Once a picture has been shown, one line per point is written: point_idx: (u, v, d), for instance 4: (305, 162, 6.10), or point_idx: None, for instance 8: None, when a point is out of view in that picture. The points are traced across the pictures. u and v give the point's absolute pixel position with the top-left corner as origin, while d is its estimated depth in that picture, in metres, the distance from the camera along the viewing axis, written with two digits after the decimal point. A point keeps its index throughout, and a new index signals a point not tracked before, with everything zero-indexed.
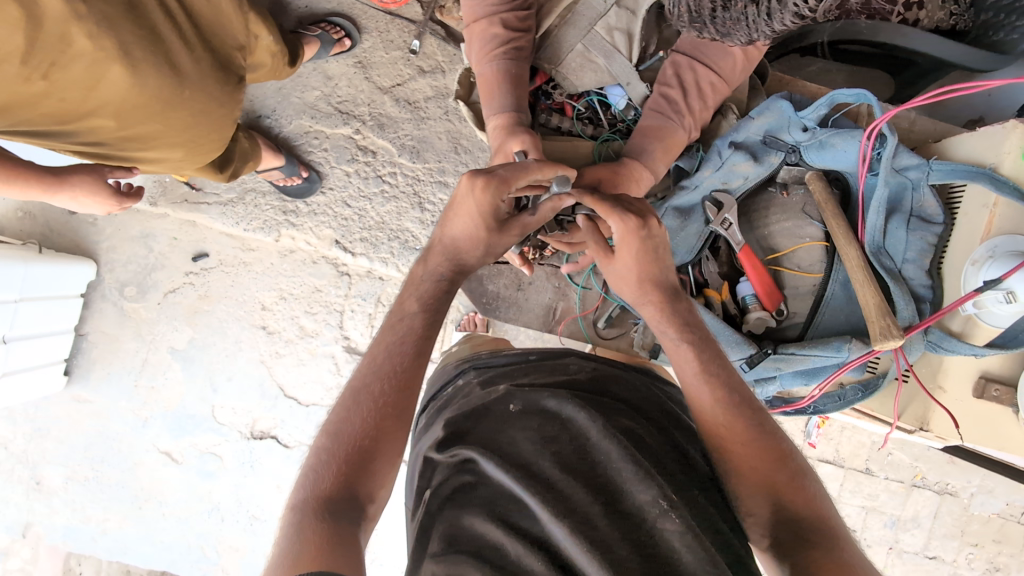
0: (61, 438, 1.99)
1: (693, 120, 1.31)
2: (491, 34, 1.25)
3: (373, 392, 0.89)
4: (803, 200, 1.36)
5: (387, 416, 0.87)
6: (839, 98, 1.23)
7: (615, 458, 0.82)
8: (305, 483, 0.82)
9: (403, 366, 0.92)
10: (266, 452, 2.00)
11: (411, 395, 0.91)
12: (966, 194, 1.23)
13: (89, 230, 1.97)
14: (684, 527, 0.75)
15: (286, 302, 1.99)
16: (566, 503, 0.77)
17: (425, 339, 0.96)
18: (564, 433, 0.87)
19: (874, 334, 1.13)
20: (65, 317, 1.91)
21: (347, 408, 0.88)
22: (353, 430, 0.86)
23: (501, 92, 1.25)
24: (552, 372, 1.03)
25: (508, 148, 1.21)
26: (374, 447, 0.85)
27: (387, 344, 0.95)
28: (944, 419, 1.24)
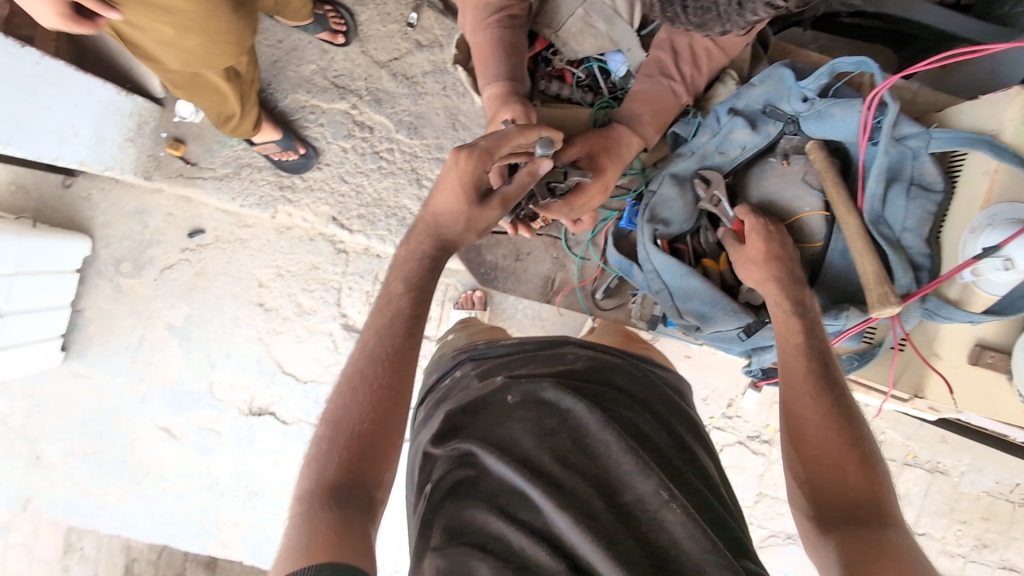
0: (59, 413, 1.99)
1: (687, 85, 1.29)
2: (484, 3, 1.22)
3: (368, 375, 0.89)
4: (804, 168, 1.32)
5: (385, 400, 0.87)
6: (841, 65, 1.21)
7: (614, 449, 0.84)
8: (310, 473, 0.82)
9: (396, 347, 0.91)
10: (264, 428, 2.01)
11: (407, 372, 0.91)
12: (967, 161, 1.22)
13: (84, 205, 1.96)
14: (685, 516, 0.77)
15: (283, 279, 1.98)
16: (569, 497, 0.79)
17: (416, 318, 0.95)
18: (563, 426, 0.88)
19: (872, 301, 1.12)
20: (60, 293, 1.90)
21: (344, 396, 0.88)
22: (353, 416, 0.85)
23: (496, 62, 1.23)
24: (549, 362, 1.03)
25: (499, 118, 1.21)
26: (375, 437, 0.85)
27: (376, 327, 0.94)
28: (940, 385, 1.24)
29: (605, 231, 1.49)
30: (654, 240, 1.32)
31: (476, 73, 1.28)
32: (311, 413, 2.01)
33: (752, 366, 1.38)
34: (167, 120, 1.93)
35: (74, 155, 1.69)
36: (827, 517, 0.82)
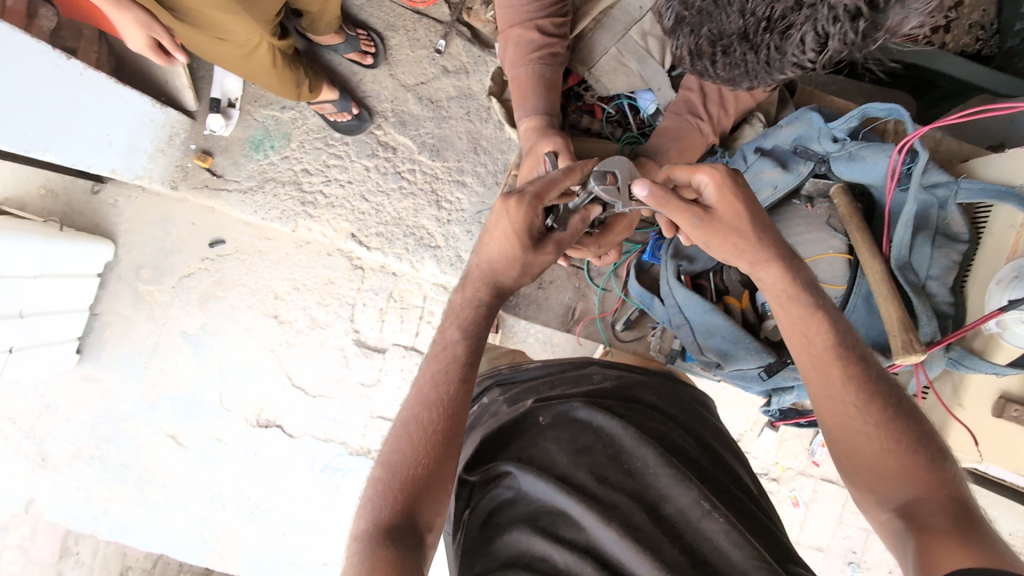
0: (69, 415, 2.00)
1: (713, 126, 1.32)
2: (526, 39, 1.26)
3: (422, 420, 0.90)
4: (828, 211, 1.37)
5: (438, 442, 0.88)
6: (871, 111, 1.23)
7: (652, 465, 0.91)
8: (365, 511, 0.85)
9: (451, 397, 0.92)
10: (270, 441, 2.01)
11: (460, 422, 0.91)
12: (994, 215, 1.21)
13: (110, 211, 2.00)
14: (728, 525, 0.82)
15: (299, 292, 2.00)
16: (606, 507, 0.86)
17: (469, 362, 0.95)
18: (596, 442, 0.97)
19: (896, 348, 1.11)
20: (80, 296, 1.93)
21: (398, 438, 0.90)
22: (405, 460, 0.87)
23: (535, 97, 1.27)
24: (577, 383, 1.13)
25: (538, 150, 1.21)
26: (425, 474, 0.86)
27: (432, 373, 0.95)
28: (963, 436, 1.25)
29: (627, 263, 1.51)
30: (677, 276, 1.34)
31: (514, 107, 1.32)
32: (318, 427, 2.01)
33: (770, 406, 1.36)
34: (197, 133, 1.98)
35: (106, 163, 1.73)
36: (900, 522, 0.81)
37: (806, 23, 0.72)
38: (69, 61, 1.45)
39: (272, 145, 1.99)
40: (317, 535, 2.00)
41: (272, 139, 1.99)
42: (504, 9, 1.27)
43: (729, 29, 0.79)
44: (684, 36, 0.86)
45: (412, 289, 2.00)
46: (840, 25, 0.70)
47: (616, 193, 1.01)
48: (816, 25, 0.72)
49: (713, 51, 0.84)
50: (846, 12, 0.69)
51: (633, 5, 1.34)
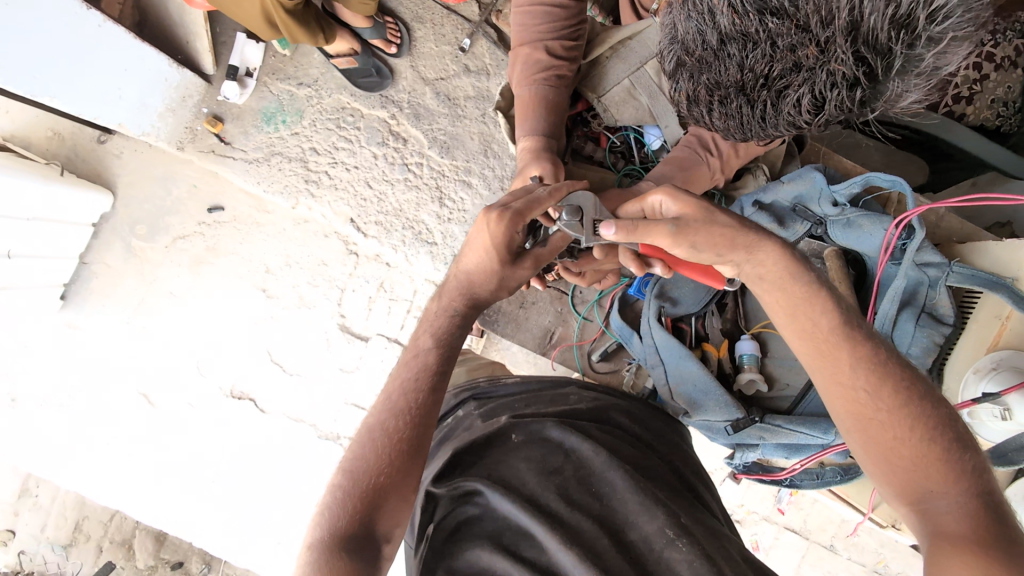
0: (44, 360, 1.99)
1: (722, 164, 1.28)
2: (534, 59, 1.24)
3: (388, 428, 0.89)
4: (819, 272, 1.35)
5: (403, 452, 0.87)
6: (874, 179, 1.22)
7: (620, 490, 0.91)
8: (322, 520, 0.83)
9: (419, 403, 0.92)
10: (241, 413, 2.00)
11: (427, 427, 0.91)
12: (983, 301, 1.20)
13: (113, 162, 1.99)
14: (692, 555, 0.81)
15: (291, 270, 1.99)
16: (568, 529, 0.85)
17: (439, 373, 0.95)
18: (566, 463, 0.95)
19: None
20: (72, 243, 1.92)
21: (362, 446, 0.89)
22: (367, 467, 0.86)
23: (536, 117, 1.25)
24: (553, 403, 1.12)
25: (527, 172, 1.22)
26: (390, 482, 0.85)
27: (401, 380, 0.95)
28: None
29: (612, 294, 1.48)
30: (658, 317, 1.33)
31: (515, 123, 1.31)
32: (291, 406, 2.00)
33: (734, 459, 1.35)
34: (211, 97, 1.96)
35: (115, 116, 1.72)
36: (918, 513, 0.78)
37: (803, 85, 0.74)
38: (88, 12, 1.46)
39: (284, 120, 1.98)
40: (277, 512, 1.99)
41: (285, 114, 1.98)
42: (516, 27, 1.26)
43: (728, 81, 0.80)
44: (685, 81, 0.87)
45: (403, 282, 2.00)
46: (838, 91, 0.73)
47: (580, 227, 1.02)
48: (812, 88, 0.74)
49: (711, 99, 0.86)
50: (842, 81, 0.72)
51: (652, 41, 1.31)
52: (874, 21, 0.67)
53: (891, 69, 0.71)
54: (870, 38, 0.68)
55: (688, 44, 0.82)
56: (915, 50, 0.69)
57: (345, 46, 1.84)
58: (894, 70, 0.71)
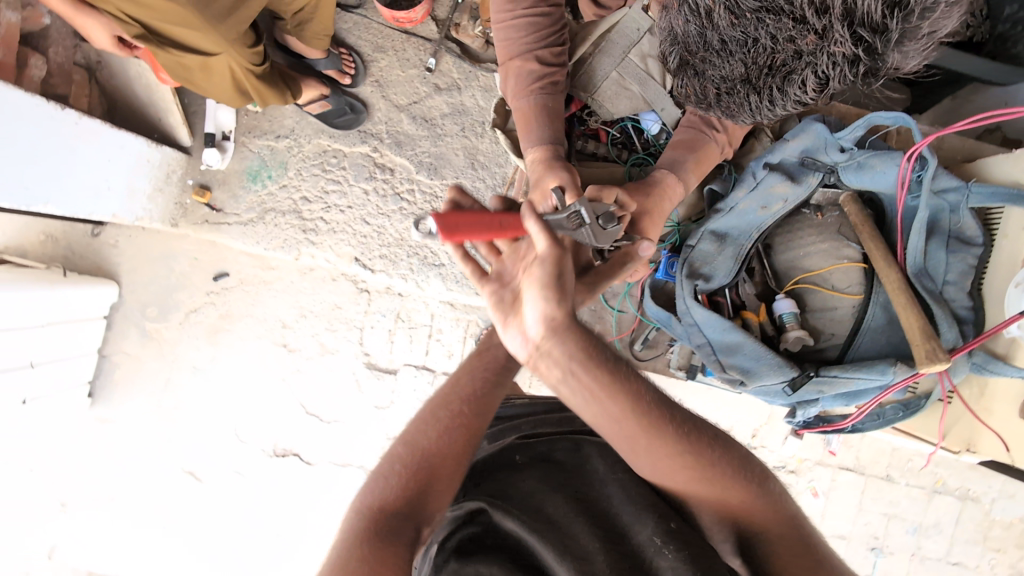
0: (84, 460, 1.99)
1: (730, 139, 1.28)
2: (527, 71, 1.24)
3: (452, 408, 0.98)
4: (838, 221, 1.36)
5: (460, 435, 0.95)
6: (876, 120, 1.23)
7: (616, 501, 0.90)
8: (374, 488, 0.91)
9: (479, 390, 1.01)
10: (289, 471, 2.01)
11: (485, 413, 0.99)
12: (1006, 215, 1.24)
13: (111, 252, 1.99)
14: (676, 562, 0.78)
15: (307, 320, 2.00)
16: (566, 538, 0.82)
17: (506, 368, 1.06)
18: (569, 479, 0.96)
19: (920, 358, 1.12)
20: (88, 340, 1.92)
21: (426, 421, 0.97)
22: (427, 442, 0.93)
23: (539, 127, 1.25)
24: (560, 424, 1.13)
25: (545, 183, 1.20)
26: (444, 460, 0.92)
27: (468, 368, 1.06)
28: (994, 439, 1.29)
29: (641, 283, 1.49)
30: (694, 295, 1.32)
31: (518, 137, 1.31)
32: (336, 454, 2.01)
33: (795, 417, 1.37)
34: (194, 169, 1.98)
35: (108, 207, 1.73)
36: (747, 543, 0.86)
37: (806, 68, 0.75)
38: (64, 112, 1.46)
39: (270, 175, 1.98)
40: None
41: (270, 170, 1.98)
42: (501, 42, 1.26)
43: (733, 74, 0.82)
44: (690, 78, 0.89)
45: (419, 308, 2.00)
46: (842, 69, 0.73)
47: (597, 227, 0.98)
48: (816, 70, 0.75)
49: (716, 93, 0.87)
50: (843, 61, 0.72)
51: (631, 28, 1.32)
52: (870, 4, 0.67)
53: (889, 42, 0.71)
54: (866, 19, 0.68)
55: (688, 45, 0.84)
56: (912, 22, 0.69)
57: (314, 93, 1.80)
58: (892, 43, 0.71)
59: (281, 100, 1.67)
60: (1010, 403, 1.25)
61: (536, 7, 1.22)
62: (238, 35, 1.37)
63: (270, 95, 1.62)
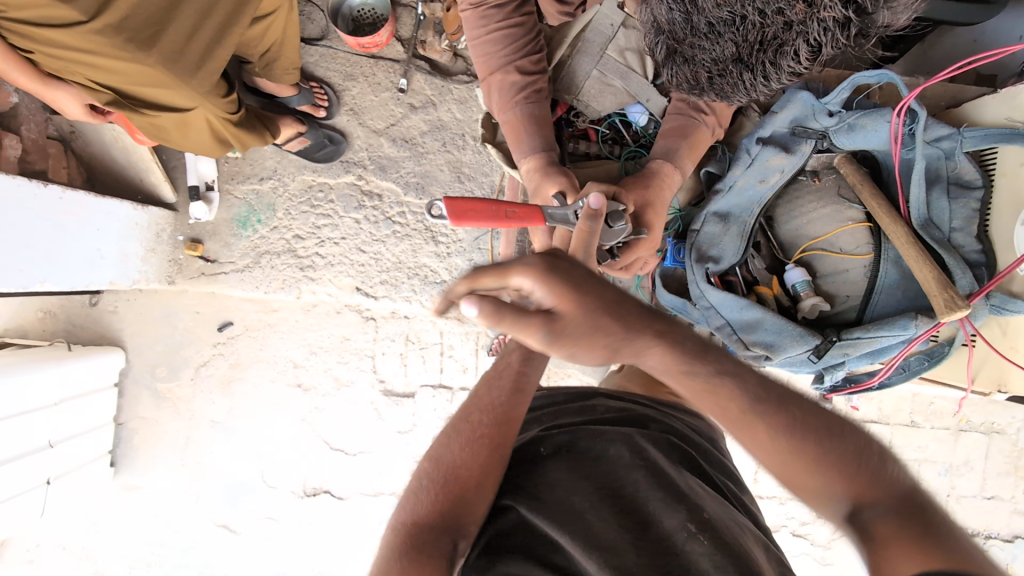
0: (115, 529, 1.98)
1: (718, 119, 1.26)
2: (509, 83, 1.24)
3: (473, 422, 0.97)
4: (836, 183, 1.37)
5: (485, 446, 0.94)
6: (860, 79, 1.22)
7: (643, 486, 0.91)
8: (408, 505, 0.93)
9: (501, 402, 0.98)
10: (322, 509, 2.00)
11: (509, 427, 0.97)
12: (1002, 155, 1.26)
13: (112, 318, 1.97)
14: (711, 548, 0.81)
15: (317, 357, 1.99)
16: (591, 534, 0.84)
17: (522, 374, 1.02)
18: (593, 465, 0.95)
19: (939, 308, 1.12)
20: (102, 410, 1.90)
21: (450, 437, 0.98)
22: (451, 457, 0.94)
23: (529, 136, 1.25)
24: (582, 412, 1.12)
25: (544, 191, 1.21)
26: (470, 474, 0.91)
27: (486, 379, 1.03)
28: (1022, 377, 1.28)
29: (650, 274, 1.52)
30: (707, 279, 1.34)
31: (510, 149, 1.31)
32: (366, 485, 2.00)
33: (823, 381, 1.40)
34: (182, 223, 1.96)
35: (104, 276, 1.72)
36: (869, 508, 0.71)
37: (798, 38, 0.74)
38: (46, 188, 1.46)
39: (259, 219, 1.97)
40: None
41: (258, 213, 1.97)
42: (480, 58, 1.26)
43: (723, 54, 0.83)
44: (681, 65, 0.90)
45: (426, 328, 2.00)
46: (833, 34, 0.71)
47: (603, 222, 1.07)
48: (807, 38, 0.73)
49: (710, 74, 0.89)
50: (835, 25, 0.70)
51: (605, 24, 1.32)
52: None
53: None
54: None
55: (675, 33, 0.85)
56: None
57: (292, 131, 1.79)
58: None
59: (263, 140, 1.66)
60: None
61: (509, 18, 1.22)
62: (211, 87, 1.36)
63: (250, 138, 1.61)
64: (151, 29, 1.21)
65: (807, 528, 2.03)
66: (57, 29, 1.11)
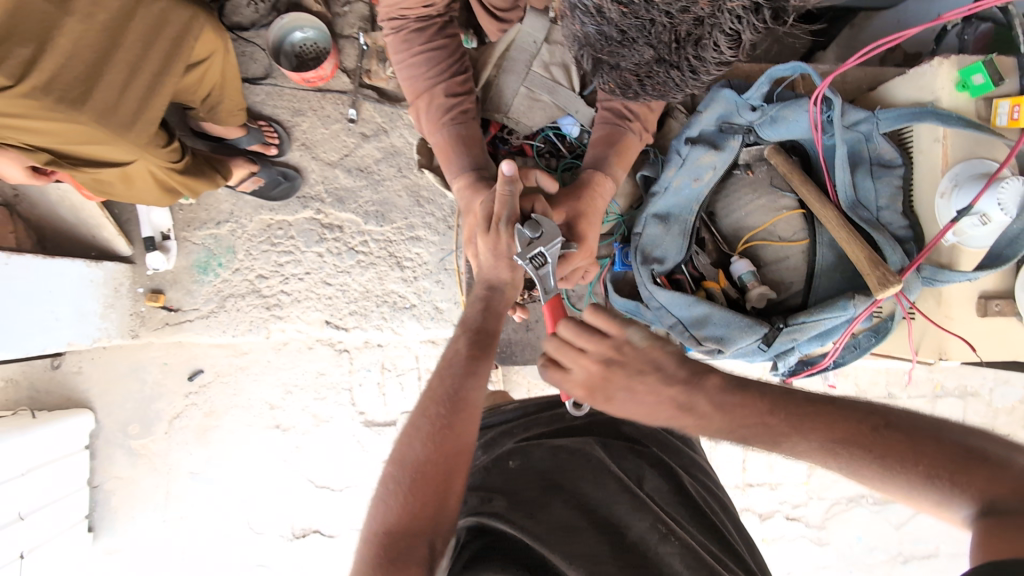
0: None
1: (645, 125, 1.30)
2: (436, 104, 1.26)
3: (429, 414, 0.91)
4: (769, 173, 1.41)
5: (446, 440, 0.88)
6: (777, 73, 1.26)
7: (610, 493, 0.92)
8: (375, 514, 0.85)
9: (455, 386, 0.94)
10: (314, 549, 1.96)
11: (467, 411, 0.92)
12: (916, 133, 1.31)
13: (77, 379, 1.93)
14: (682, 548, 0.84)
15: (293, 396, 1.96)
16: (567, 543, 0.84)
17: (473, 356, 0.99)
18: (563, 476, 0.96)
19: (873, 286, 1.16)
20: (74, 475, 1.85)
21: (408, 433, 0.90)
22: (415, 455, 0.87)
23: (459, 156, 1.27)
24: (550, 424, 1.11)
25: (474, 206, 1.22)
26: (440, 472, 0.86)
27: (439, 367, 0.97)
28: (961, 345, 1.30)
29: (602, 279, 1.49)
30: (654, 279, 1.35)
31: (442, 168, 1.32)
32: (356, 520, 1.97)
33: (778, 366, 1.43)
34: (141, 276, 1.93)
35: (62, 337, 1.72)
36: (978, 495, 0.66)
37: (713, 30, 0.74)
38: None
39: (219, 263, 1.95)
40: None
41: (218, 257, 1.95)
42: (407, 81, 1.28)
43: (644, 58, 0.83)
44: (608, 72, 0.91)
45: (401, 354, 1.99)
46: (747, 19, 0.71)
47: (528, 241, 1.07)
48: (722, 29, 0.73)
49: (637, 78, 0.90)
50: (745, 13, 0.70)
51: (528, 41, 1.33)
52: None
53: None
54: None
55: (594, 45, 0.84)
56: None
57: (243, 171, 1.79)
58: None
59: (213, 184, 1.65)
60: (966, 306, 1.30)
61: (433, 40, 1.25)
62: (150, 138, 1.36)
63: (196, 181, 1.59)
64: (82, 86, 1.21)
65: (800, 511, 2.05)
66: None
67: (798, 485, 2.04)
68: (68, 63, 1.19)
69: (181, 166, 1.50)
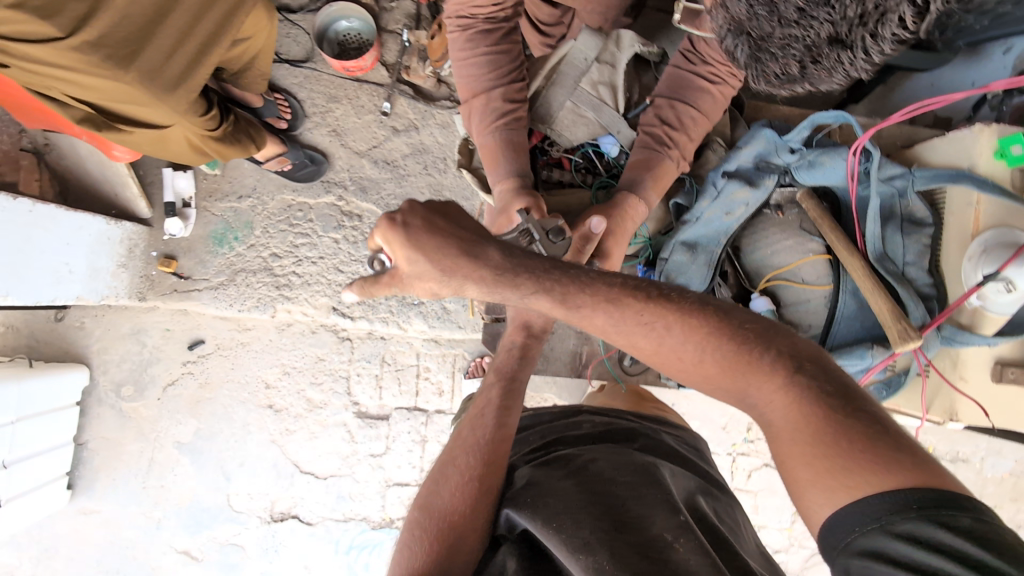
0: (72, 556, 1.90)
1: (683, 154, 1.33)
2: (492, 107, 1.28)
3: (460, 464, 0.99)
4: (798, 217, 1.42)
5: (473, 489, 0.95)
6: (819, 119, 1.31)
7: (623, 488, 0.90)
8: (401, 557, 0.93)
9: (486, 439, 1.02)
10: (289, 533, 1.94)
11: (497, 469, 0.99)
12: (949, 195, 1.34)
13: (78, 334, 1.92)
14: (696, 547, 0.80)
15: (290, 376, 1.96)
16: (571, 535, 0.83)
17: (506, 418, 1.05)
18: (575, 472, 0.95)
19: (894, 338, 1.20)
20: (62, 430, 1.84)
21: (439, 484, 0.98)
22: (443, 505, 0.94)
23: (505, 161, 1.28)
24: (565, 431, 1.10)
25: (512, 210, 1.23)
26: (463, 527, 0.91)
27: (470, 420, 1.06)
28: (972, 407, 1.33)
29: None
30: None
31: (486, 170, 1.33)
32: (336, 510, 1.95)
33: None
34: (156, 239, 1.94)
35: (71, 290, 1.70)
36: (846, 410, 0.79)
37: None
38: (18, 201, 1.47)
39: (236, 236, 1.95)
40: None
41: (235, 231, 1.96)
42: (464, 79, 1.30)
43: (817, 36, 0.77)
44: (765, 64, 0.86)
45: (403, 349, 1.98)
46: None
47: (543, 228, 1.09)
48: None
49: (803, 64, 0.81)
50: None
51: (579, 58, 1.35)
52: None
53: None
54: None
55: (757, 27, 0.82)
56: None
57: (274, 150, 1.80)
58: None
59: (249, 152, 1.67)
60: (981, 371, 1.31)
61: (498, 44, 1.27)
62: (189, 106, 1.36)
63: (230, 149, 1.60)
64: (130, 48, 1.22)
65: (781, 556, 2.04)
66: (33, 45, 1.11)
67: (781, 529, 2.03)
68: (120, 23, 1.21)
69: (219, 134, 1.52)
